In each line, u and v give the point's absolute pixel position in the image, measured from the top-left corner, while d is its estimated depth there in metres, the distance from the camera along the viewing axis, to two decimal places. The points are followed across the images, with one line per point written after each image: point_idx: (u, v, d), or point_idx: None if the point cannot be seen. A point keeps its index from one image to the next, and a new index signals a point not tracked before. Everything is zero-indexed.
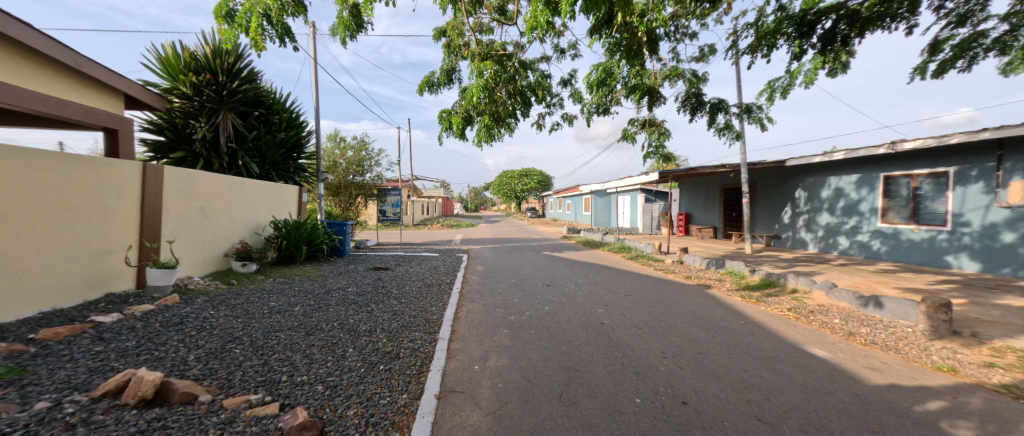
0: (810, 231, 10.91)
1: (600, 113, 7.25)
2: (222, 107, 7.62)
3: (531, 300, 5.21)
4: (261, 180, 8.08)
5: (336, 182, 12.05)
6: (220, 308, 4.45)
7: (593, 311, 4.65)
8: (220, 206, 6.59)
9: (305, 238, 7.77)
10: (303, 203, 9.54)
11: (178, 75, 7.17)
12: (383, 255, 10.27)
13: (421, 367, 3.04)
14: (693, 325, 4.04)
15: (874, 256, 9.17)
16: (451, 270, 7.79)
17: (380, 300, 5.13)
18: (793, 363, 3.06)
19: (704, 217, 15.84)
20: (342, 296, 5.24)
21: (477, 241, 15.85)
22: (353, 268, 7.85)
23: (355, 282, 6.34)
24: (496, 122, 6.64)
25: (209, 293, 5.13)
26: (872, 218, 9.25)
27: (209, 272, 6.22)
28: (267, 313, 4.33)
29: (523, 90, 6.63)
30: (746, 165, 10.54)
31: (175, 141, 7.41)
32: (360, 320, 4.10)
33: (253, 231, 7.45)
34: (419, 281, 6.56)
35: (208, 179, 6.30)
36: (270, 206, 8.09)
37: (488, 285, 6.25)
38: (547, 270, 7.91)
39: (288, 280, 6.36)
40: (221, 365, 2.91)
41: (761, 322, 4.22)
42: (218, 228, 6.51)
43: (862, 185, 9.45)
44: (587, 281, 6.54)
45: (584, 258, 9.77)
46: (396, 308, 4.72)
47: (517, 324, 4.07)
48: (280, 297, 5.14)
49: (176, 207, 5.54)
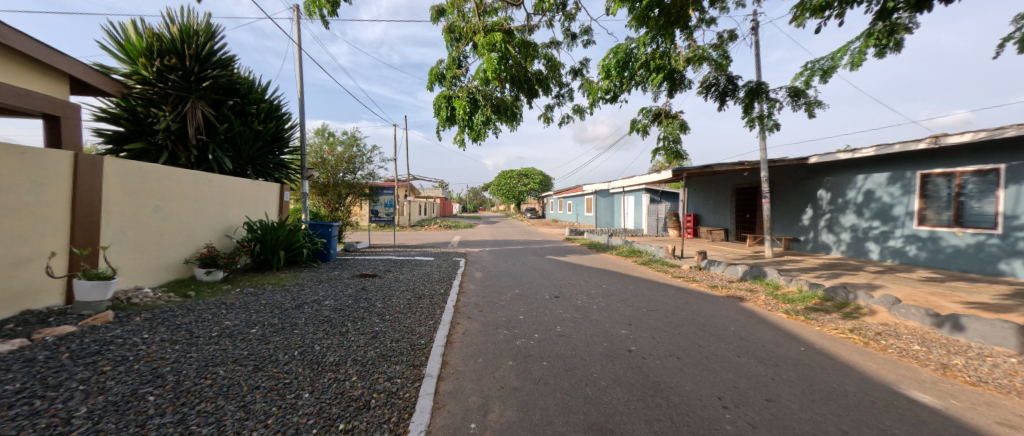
0: (834, 235, 10.16)
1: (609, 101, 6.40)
2: (190, 95, 6.80)
3: (539, 316, 4.41)
4: (234, 176, 7.25)
5: (323, 180, 11.19)
6: (158, 330, 3.61)
7: (616, 332, 3.84)
8: (182, 205, 5.77)
9: (283, 242, 6.95)
10: (285, 203, 8.71)
11: (137, 57, 6.36)
12: (374, 258, 9.47)
13: (397, 425, 2.20)
14: (744, 355, 3.23)
15: (910, 261, 8.40)
16: (446, 277, 6.97)
17: (359, 317, 4.29)
18: (902, 418, 2.26)
19: (714, 219, 15.06)
20: (314, 312, 4.42)
21: (476, 243, 15.04)
22: (337, 275, 7.04)
23: (334, 293, 5.51)
24: (500, 112, 5.74)
25: (155, 309, 4.31)
26: (908, 221, 8.48)
27: (165, 281, 5.39)
28: (213, 337, 3.48)
29: (528, 75, 5.76)
30: (766, 162, 9.75)
31: (135, 132, 6.61)
32: (328, 348, 3.27)
33: (223, 234, 6.62)
34: (409, 291, 5.73)
35: (166, 174, 5.48)
36: (246, 206, 7.28)
37: (488, 296, 5.44)
38: (553, 277, 7.10)
39: (259, 291, 5.55)
40: (116, 426, 2.08)
41: (824, 350, 3.43)
42: (178, 231, 5.69)
43: (897, 186, 8.67)
44: (601, 292, 5.74)
45: (592, 264, 8.97)
46: (377, 329, 3.89)
47: (524, 354, 3.26)
48: (240, 314, 4.31)
49: (121, 207, 4.72)
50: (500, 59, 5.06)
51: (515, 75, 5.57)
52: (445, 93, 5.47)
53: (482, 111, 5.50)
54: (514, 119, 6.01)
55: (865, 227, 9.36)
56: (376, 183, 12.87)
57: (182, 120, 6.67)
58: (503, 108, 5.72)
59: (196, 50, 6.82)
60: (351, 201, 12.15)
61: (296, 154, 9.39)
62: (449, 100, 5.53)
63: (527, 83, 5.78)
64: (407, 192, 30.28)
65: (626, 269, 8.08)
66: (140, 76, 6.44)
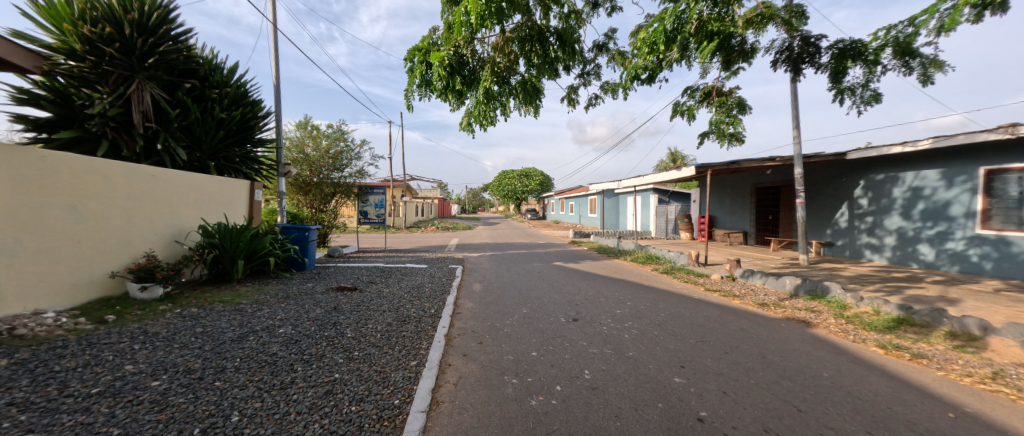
0: (875, 239, 9.11)
1: (647, 83, 5.67)
2: (135, 75, 5.75)
3: (558, 352, 3.34)
4: (192, 172, 6.18)
5: (306, 174, 10.17)
6: (15, 384, 2.52)
7: (669, 381, 2.76)
8: (111, 205, 4.69)
9: (244, 250, 5.85)
10: (257, 202, 7.62)
11: (63, 23, 5.27)
12: (359, 265, 8.37)
13: None
14: (878, 431, 2.15)
15: (973, 269, 7.35)
16: (438, 291, 5.87)
17: (317, 356, 3.19)
18: None
19: (731, 221, 14.01)
20: (261, 346, 3.34)
21: (475, 247, 13.99)
22: (310, 288, 5.95)
23: (300, 314, 4.43)
24: (496, 81, 4.75)
25: (42, 344, 3.21)
26: (968, 223, 7.44)
27: (84, 301, 4.30)
28: (89, 398, 2.39)
29: (547, 37, 4.68)
30: (799, 157, 8.70)
31: (67, 118, 5.58)
32: (248, 421, 2.17)
33: (171, 240, 5.54)
34: (392, 311, 4.65)
35: (87, 167, 4.41)
36: (204, 208, 6.20)
37: (490, 319, 4.36)
38: (567, 290, 6.01)
39: (203, 312, 4.45)
40: None
41: (981, 416, 2.36)
42: (106, 238, 4.60)
43: (951, 182, 7.68)
44: (628, 312, 4.65)
45: (608, 272, 7.88)
46: (335, 378, 2.80)
47: (547, 427, 2.18)
48: (156, 350, 3.22)
49: (10, 206, 3.65)
50: (501, 11, 4.01)
51: (522, 35, 4.55)
52: (422, 44, 4.47)
53: (483, 80, 4.59)
54: (528, 97, 5.21)
55: (914, 230, 8.34)
56: (366, 183, 11.68)
57: (123, 103, 5.61)
58: (498, 71, 4.73)
59: (139, 18, 5.69)
60: (337, 201, 11.06)
61: (273, 147, 8.31)
62: (427, 55, 4.57)
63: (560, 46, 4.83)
64: (403, 191, 29.12)
65: (648, 280, 7.00)
66: (67, 48, 5.35)
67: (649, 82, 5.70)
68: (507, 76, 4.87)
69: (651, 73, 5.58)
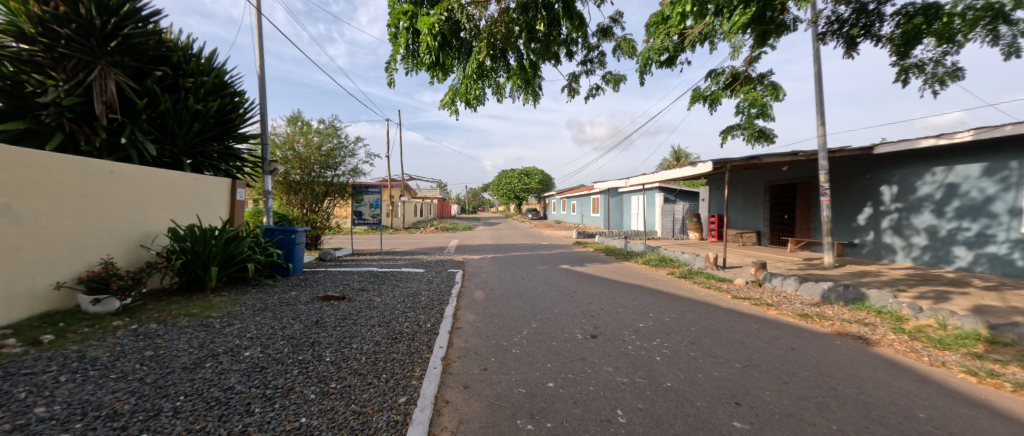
0: (903, 239, 8.50)
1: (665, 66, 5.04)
2: (97, 61, 5.18)
3: (579, 383, 2.73)
4: (163, 168, 5.57)
5: (294, 170, 9.47)
6: None
7: (728, 428, 2.15)
8: (62, 206, 4.10)
9: (218, 256, 5.22)
10: (239, 203, 7.01)
11: (8, 0, 4.65)
12: (351, 270, 7.76)
13: None
14: None
15: (1018, 273, 6.75)
16: (436, 300, 5.25)
17: (282, 391, 2.57)
18: None
19: (744, 220, 13.40)
20: (214, 377, 2.72)
21: (475, 248, 13.37)
22: (291, 297, 5.33)
23: (274, 330, 3.81)
24: (490, 55, 4.16)
25: None
26: (1013, 222, 6.84)
27: (25, 316, 3.73)
28: None
29: (551, 5, 3.97)
30: (824, 151, 8.09)
31: (19, 107, 5.03)
32: None
33: (136, 244, 4.94)
34: (382, 326, 4.02)
35: (28, 161, 3.81)
36: (175, 208, 5.58)
37: (495, 337, 3.74)
38: (579, 298, 5.40)
39: (162, 330, 3.84)
40: None
41: None
42: (56, 242, 4.02)
43: (993, 178, 7.07)
44: (654, 326, 4.04)
45: (621, 276, 7.28)
46: (300, 425, 2.18)
47: None
48: (84, 384, 2.60)
49: None
50: None
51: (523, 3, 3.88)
52: (410, 7, 3.81)
53: (475, 53, 3.99)
54: (524, 77, 4.69)
55: (948, 229, 7.74)
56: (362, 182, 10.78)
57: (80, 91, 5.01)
58: (497, 43, 4.13)
59: None
60: (331, 201, 10.40)
61: (257, 141, 7.69)
62: (413, 19, 3.93)
63: (562, 21, 4.17)
64: (403, 191, 28.52)
65: (666, 285, 6.39)
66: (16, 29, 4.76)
67: (666, 64, 5.09)
68: (505, 52, 4.33)
69: (671, 53, 4.97)
